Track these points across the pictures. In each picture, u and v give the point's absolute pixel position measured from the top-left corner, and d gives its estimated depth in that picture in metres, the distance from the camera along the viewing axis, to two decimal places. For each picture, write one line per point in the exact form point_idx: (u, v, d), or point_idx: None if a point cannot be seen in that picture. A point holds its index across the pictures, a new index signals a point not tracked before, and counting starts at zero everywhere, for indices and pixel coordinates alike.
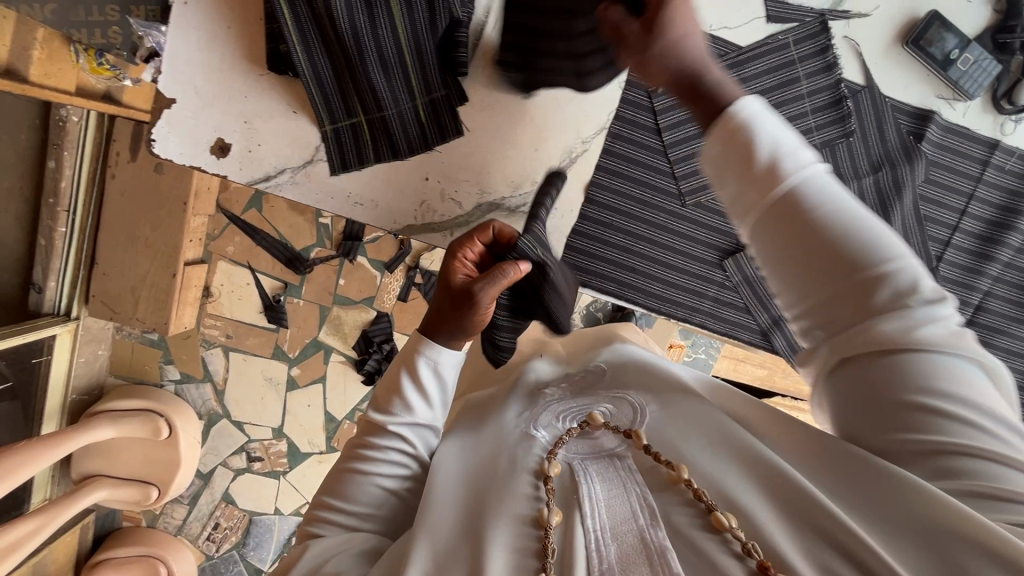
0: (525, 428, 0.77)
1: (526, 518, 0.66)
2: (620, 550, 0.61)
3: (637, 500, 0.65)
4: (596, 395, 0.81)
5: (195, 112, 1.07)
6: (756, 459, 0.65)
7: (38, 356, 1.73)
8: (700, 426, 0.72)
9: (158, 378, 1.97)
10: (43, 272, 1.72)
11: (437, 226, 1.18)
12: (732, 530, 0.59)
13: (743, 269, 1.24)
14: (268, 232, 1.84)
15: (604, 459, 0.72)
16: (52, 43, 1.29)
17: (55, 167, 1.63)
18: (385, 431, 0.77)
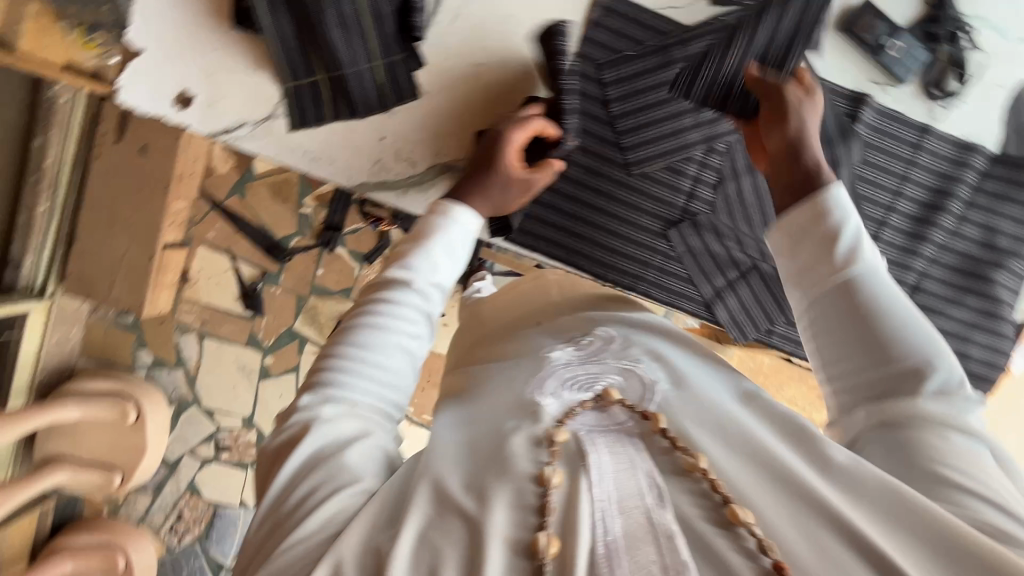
0: (535, 396, 0.88)
1: (529, 477, 0.76)
2: (626, 526, 0.70)
3: (644, 478, 0.76)
4: (604, 363, 0.92)
5: (160, 66, 1.32)
6: (774, 465, 0.75)
7: (8, 330, 1.74)
8: (709, 425, 0.82)
9: (129, 362, 1.95)
10: (21, 248, 1.74)
11: (391, 184, 1.43)
12: (745, 527, 0.69)
13: (685, 240, 1.46)
14: (249, 219, 1.85)
15: (614, 435, 0.82)
16: (43, 19, 1.32)
17: (41, 145, 1.68)
18: (389, 285, 0.96)
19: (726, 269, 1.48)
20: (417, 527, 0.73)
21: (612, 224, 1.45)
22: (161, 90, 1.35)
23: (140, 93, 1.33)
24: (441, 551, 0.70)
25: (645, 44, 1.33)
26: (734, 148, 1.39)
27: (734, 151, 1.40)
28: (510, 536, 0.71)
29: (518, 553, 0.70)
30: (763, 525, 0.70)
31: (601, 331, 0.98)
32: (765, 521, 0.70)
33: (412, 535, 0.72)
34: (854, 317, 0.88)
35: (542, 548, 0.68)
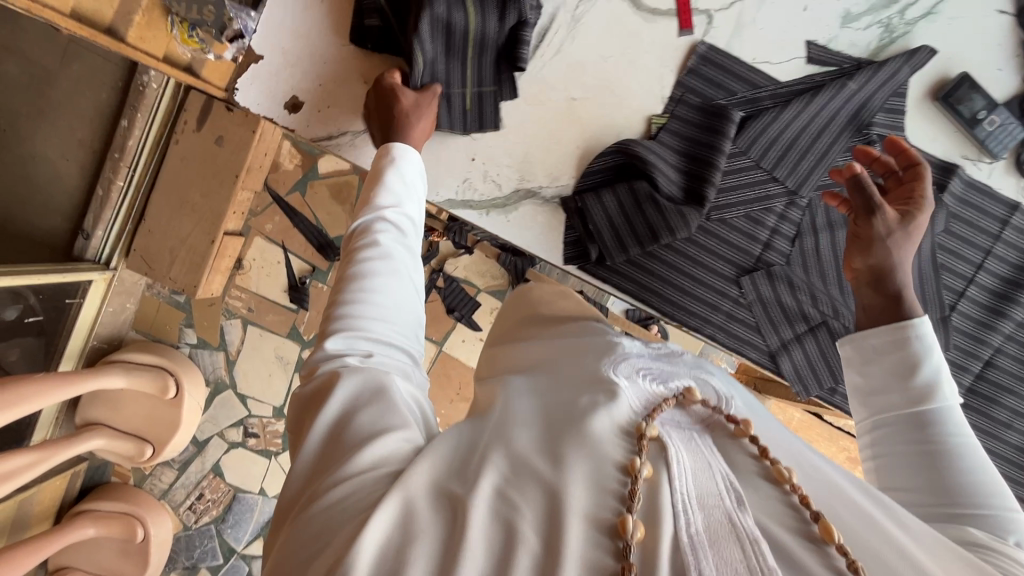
0: (606, 372, 0.73)
1: (617, 463, 0.62)
2: (709, 523, 0.57)
3: (723, 479, 0.63)
4: (677, 363, 0.77)
5: (278, 72, 1.37)
6: (848, 496, 0.64)
7: (72, 297, 1.81)
8: (799, 459, 0.70)
9: (175, 340, 2.03)
10: (94, 220, 1.83)
11: (475, 204, 1.22)
12: (839, 544, 0.57)
13: (759, 288, 1.28)
14: (306, 216, 1.92)
15: (685, 432, 0.70)
16: (153, 12, 1.38)
17: (127, 126, 1.76)
18: (369, 247, 0.87)
19: (796, 321, 1.31)
20: (494, 485, 0.60)
21: (693, 266, 1.28)
22: (271, 94, 1.39)
23: (252, 94, 1.37)
24: (519, 506, 0.58)
25: (737, 93, 1.21)
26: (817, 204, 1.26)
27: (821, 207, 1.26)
28: (589, 519, 0.57)
29: (598, 537, 0.56)
30: (855, 544, 0.58)
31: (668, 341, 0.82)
32: (874, 556, 0.57)
33: (489, 491, 0.60)
34: (917, 446, 0.84)
35: (627, 531, 0.56)
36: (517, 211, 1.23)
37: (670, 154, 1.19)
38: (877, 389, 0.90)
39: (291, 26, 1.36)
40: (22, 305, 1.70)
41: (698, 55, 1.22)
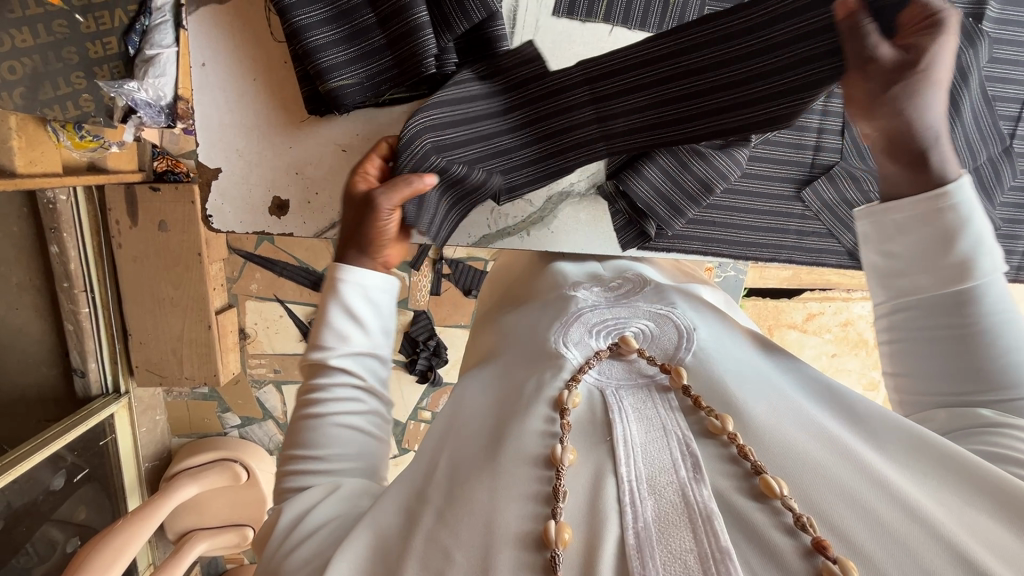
0: (555, 345, 0.57)
1: (537, 457, 0.46)
2: (660, 508, 0.41)
3: (678, 442, 0.45)
4: (636, 306, 0.60)
5: (244, 175, 0.78)
6: (821, 431, 0.46)
7: (103, 437, 1.76)
8: (753, 373, 0.52)
9: (220, 427, 2.01)
10: (82, 356, 1.71)
11: (510, 228, 0.90)
12: (786, 497, 0.40)
13: (828, 192, 0.86)
14: (286, 261, 1.82)
15: (644, 389, 0.51)
16: (28, 127, 1.21)
17: (59, 252, 1.57)
18: (328, 368, 0.59)
19: None
20: (432, 521, 0.45)
21: (734, 213, 0.88)
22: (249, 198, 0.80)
23: (229, 213, 0.79)
24: (450, 559, 0.42)
25: None
26: None
27: None
28: (511, 533, 0.42)
29: (519, 554, 0.41)
30: (799, 490, 0.41)
31: (633, 277, 0.68)
32: (836, 518, 0.39)
33: (423, 540, 0.44)
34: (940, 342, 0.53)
35: (552, 538, 0.40)
36: (559, 219, 0.89)
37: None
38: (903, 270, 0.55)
39: (229, 111, 0.76)
40: (64, 467, 1.62)
41: None
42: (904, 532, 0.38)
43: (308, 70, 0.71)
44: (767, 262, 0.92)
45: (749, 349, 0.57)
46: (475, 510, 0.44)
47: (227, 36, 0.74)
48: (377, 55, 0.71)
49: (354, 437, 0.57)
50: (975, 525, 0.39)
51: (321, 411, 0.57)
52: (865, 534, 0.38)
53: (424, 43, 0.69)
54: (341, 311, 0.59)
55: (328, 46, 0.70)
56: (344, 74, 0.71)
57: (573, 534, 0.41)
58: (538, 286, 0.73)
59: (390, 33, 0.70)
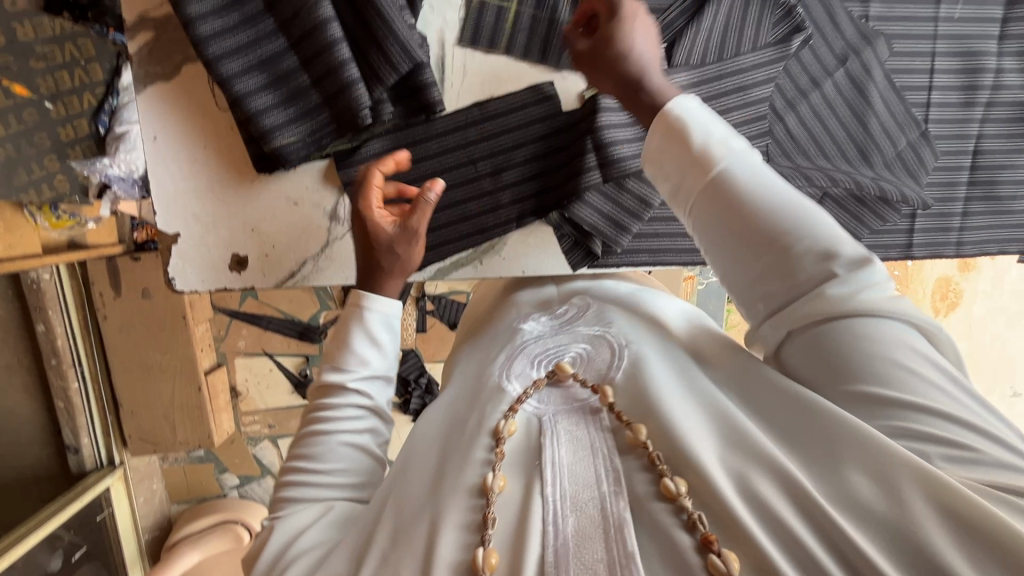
0: (497, 379, 0.59)
1: (471, 487, 0.48)
2: (581, 525, 0.44)
3: (604, 464, 0.48)
4: (575, 331, 0.64)
5: (204, 237, 0.81)
6: (733, 428, 0.49)
7: (101, 512, 1.74)
8: (677, 379, 0.55)
9: (219, 489, 1.99)
10: (74, 433, 1.70)
11: (460, 257, 0.86)
12: (683, 498, 0.44)
13: None
14: (271, 315, 1.84)
15: (578, 412, 0.54)
16: (6, 213, 1.25)
17: (45, 330, 1.59)
18: (342, 390, 0.60)
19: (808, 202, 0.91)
20: (376, 561, 0.47)
21: (676, 225, 0.91)
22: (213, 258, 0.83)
23: (192, 273, 0.81)
24: None
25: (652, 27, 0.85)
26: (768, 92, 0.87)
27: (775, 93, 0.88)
28: (443, 560, 0.44)
29: None
30: (696, 494, 0.45)
31: (578, 298, 0.71)
32: (725, 503, 0.43)
33: None
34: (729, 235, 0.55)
35: (479, 564, 0.43)
36: (509, 242, 0.87)
37: (624, 115, 0.81)
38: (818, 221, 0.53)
39: (185, 179, 0.80)
40: (62, 547, 1.62)
41: None
42: (777, 506, 0.43)
43: (252, 133, 0.76)
44: (717, 266, 0.93)
45: (677, 348, 0.61)
46: (416, 546, 0.46)
47: (177, 110, 0.78)
48: (315, 112, 0.76)
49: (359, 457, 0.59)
50: (849, 489, 0.43)
51: (324, 432, 0.59)
52: (750, 516, 0.43)
53: (356, 97, 0.73)
54: (363, 334, 0.62)
55: (266, 109, 0.75)
56: (286, 132, 0.76)
57: (501, 558, 0.44)
58: (491, 318, 0.76)
59: (325, 91, 0.75)
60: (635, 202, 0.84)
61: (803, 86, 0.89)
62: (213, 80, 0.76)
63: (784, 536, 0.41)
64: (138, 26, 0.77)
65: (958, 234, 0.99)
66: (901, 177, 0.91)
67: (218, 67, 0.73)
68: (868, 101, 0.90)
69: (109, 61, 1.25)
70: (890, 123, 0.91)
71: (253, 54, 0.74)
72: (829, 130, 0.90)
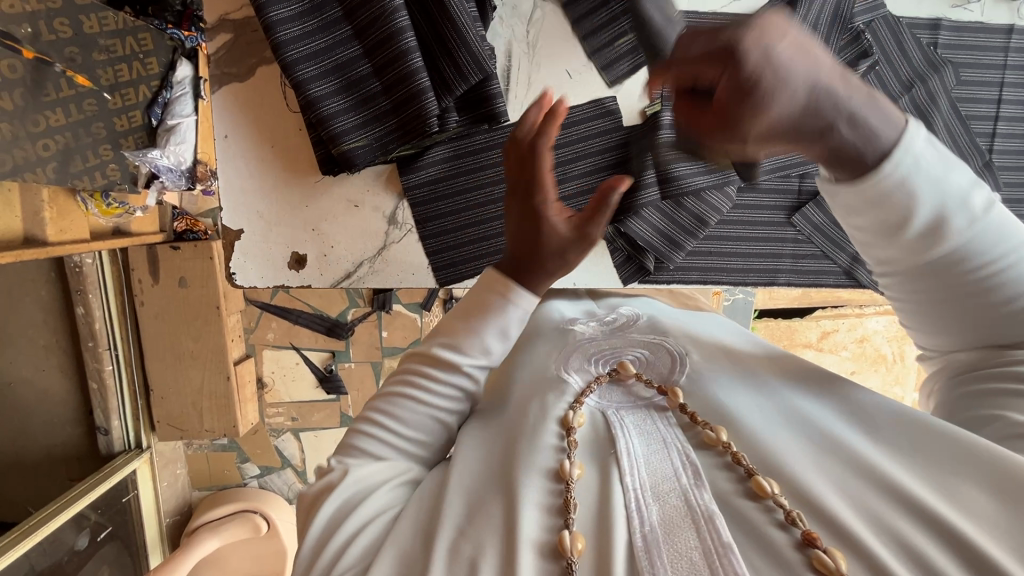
0: (556, 371, 0.57)
1: (547, 470, 0.46)
2: (665, 512, 0.42)
3: (679, 455, 0.46)
4: (628, 336, 0.61)
5: (266, 235, 0.83)
6: (829, 439, 0.45)
7: (126, 493, 1.78)
8: (748, 386, 0.53)
9: (239, 478, 2.01)
10: (105, 415, 1.74)
11: None
12: (777, 496, 0.41)
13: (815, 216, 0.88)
14: (301, 309, 1.87)
15: (644, 409, 0.52)
16: (59, 198, 1.29)
17: (85, 312, 1.64)
18: (450, 367, 0.52)
19: None
20: (452, 535, 0.43)
21: (727, 243, 0.89)
22: (267, 253, 0.84)
23: (253, 270, 0.84)
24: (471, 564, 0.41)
25: None
26: None
27: None
28: (525, 539, 0.41)
29: (536, 562, 0.40)
30: (794, 495, 0.42)
31: (625, 310, 0.69)
32: (823, 502, 0.41)
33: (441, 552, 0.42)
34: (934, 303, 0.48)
35: (566, 547, 0.40)
36: None
37: None
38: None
39: (253, 176, 0.82)
40: (87, 527, 1.65)
41: None
42: (886, 513, 0.39)
43: (322, 135, 0.77)
44: (766, 287, 0.92)
45: (738, 350, 0.59)
46: (492, 518, 0.43)
47: (249, 109, 0.80)
48: (384, 118, 0.77)
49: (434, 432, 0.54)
50: (963, 498, 0.39)
51: (416, 395, 0.53)
52: (854, 517, 0.39)
53: (426, 104, 0.74)
54: (494, 320, 0.52)
55: (337, 113, 0.76)
56: (355, 136, 0.77)
57: (585, 543, 0.41)
58: (530, 316, 0.73)
59: (395, 97, 0.76)
60: (690, 220, 0.84)
61: None
62: (288, 83, 0.78)
63: (898, 541, 0.38)
64: (217, 27, 0.79)
65: None
66: None
67: (294, 70, 0.74)
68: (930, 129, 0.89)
69: (165, 56, 1.31)
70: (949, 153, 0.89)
71: (329, 58, 0.76)
72: None
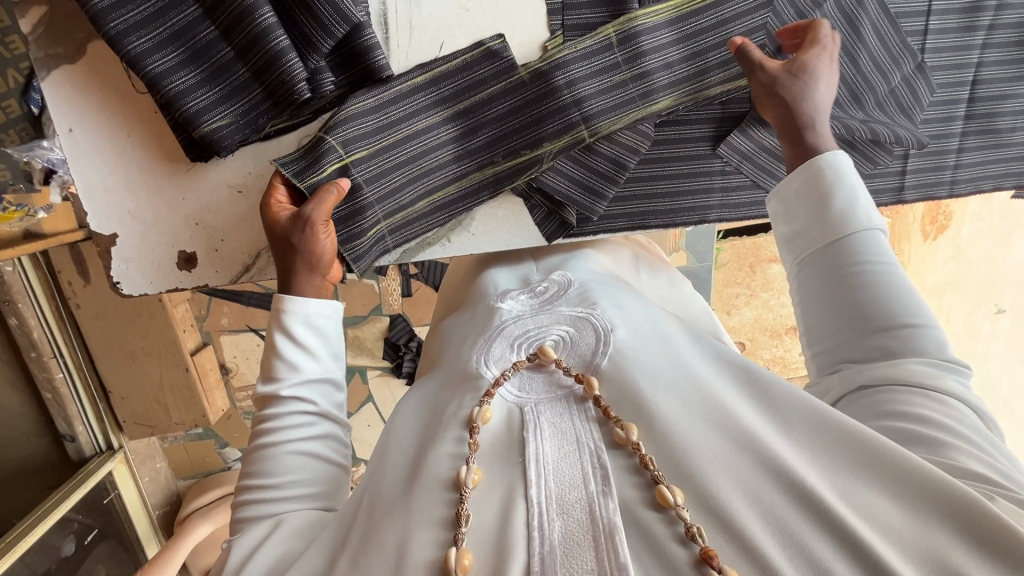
0: (475, 366, 0.53)
1: (444, 481, 0.44)
2: (566, 527, 0.39)
3: (589, 458, 0.42)
4: (556, 312, 0.56)
5: (143, 236, 0.75)
6: (744, 430, 0.43)
7: (107, 495, 1.77)
8: (664, 366, 0.49)
9: (223, 463, 2.02)
10: (67, 422, 1.70)
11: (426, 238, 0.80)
12: (680, 506, 0.39)
13: (744, 143, 0.83)
14: (252, 290, 1.80)
15: (562, 401, 0.48)
16: None
17: (19, 323, 1.55)
18: (279, 398, 0.57)
19: None
20: (345, 564, 0.42)
21: (652, 183, 0.84)
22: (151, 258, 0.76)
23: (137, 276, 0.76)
24: None
25: None
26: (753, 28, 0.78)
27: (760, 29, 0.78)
28: (415, 562, 0.39)
29: None
30: (695, 498, 0.40)
31: (558, 276, 0.64)
32: (732, 513, 0.38)
33: None
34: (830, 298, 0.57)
35: (452, 565, 0.38)
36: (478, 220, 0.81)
37: (594, 60, 0.76)
38: (794, 233, 0.62)
39: (113, 174, 0.73)
40: (74, 530, 1.66)
41: None
42: (791, 518, 0.38)
43: (176, 118, 0.69)
44: (698, 226, 0.87)
45: (675, 334, 0.54)
46: (386, 543, 0.41)
47: (89, 97, 0.71)
48: (247, 89, 0.70)
49: (311, 460, 0.55)
50: (869, 505, 0.39)
51: (275, 442, 0.55)
52: (763, 531, 0.37)
53: (290, 67, 0.67)
54: (285, 339, 0.58)
55: (190, 89, 0.68)
56: (216, 115, 0.70)
57: (476, 560, 0.39)
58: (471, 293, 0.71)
59: (252, 64, 0.68)
60: (609, 166, 0.80)
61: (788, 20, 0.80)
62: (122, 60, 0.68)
63: (799, 549, 0.37)
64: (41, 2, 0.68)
65: (952, 173, 0.90)
66: (897, 119, 0.84)
67: (123, 44, 0.65)
68: (859, 34, 0.82)
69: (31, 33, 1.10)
70: (876, 55, 0.82)
71: (164, 25, 0.67)
72: None
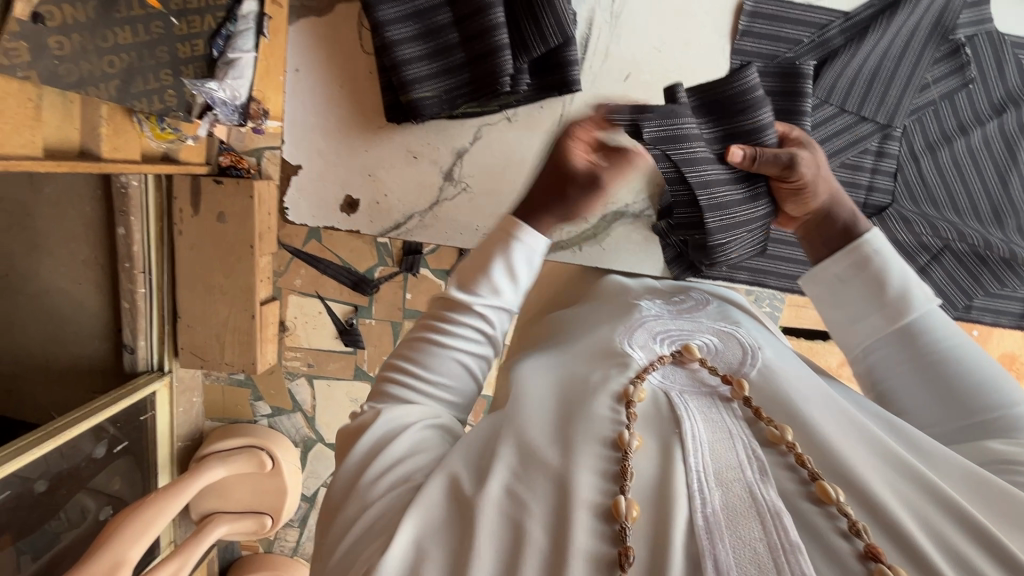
0: (622, 346, 0.58)
1: (604, 439, 0.47)
2: (728, 499, 0.42)
3: (744, 447, 0.46)
4: (698, 321, 0.62)
5: None
6: (898, 459, 0.46)
7: (144, 413, 1.84)
8: (818, 395, 0.53)
9: (251, 415, 2.06)
10: (133, 333, 1.79)
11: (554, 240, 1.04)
12: (841, 503, 0.41)
13: None
14: (330, 260, 1.86)
15: (707, 396, 0.52)
16: (116, 116, 1.29)
17: (125, 234, 1.67)
18: (467, 309, 0.60)
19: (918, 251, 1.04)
20: (506, 474, 0.45)
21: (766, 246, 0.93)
22: None
23: None
24: (528, 511, 0.42)
25: (803, 41, 1.02)
26: (913, 130, 1.04)
27: (919, 132, 1.04)
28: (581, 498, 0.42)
29: (591, 523, 0.41)
30: (856, 499, 0.43)
31: (695, 293, 0.71)
32: (897, 519, 0.41)
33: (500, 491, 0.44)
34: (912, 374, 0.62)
35: (622, 511, 0.41)
36: None
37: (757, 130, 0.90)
38: (857, 318, 0.67)
39: None
40: (106, 438, 1.72)
41: (747, 14, 1.03)
42: (953, 535, 0.40)
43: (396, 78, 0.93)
44: None
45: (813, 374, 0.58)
46: (548, 468, 0.45)
47: None
48: (456, 71, 0.92)
49: (461, 374, 0.60)
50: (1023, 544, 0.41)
51: (444, 343, 0.60)
52: (927, 539, 0.40)
53: (502, 62, 0.88)
54: (501, 264, 0.62)
55: (415, 61, 0.92)
56: (425, 86, 0.93)
57: (641, 513, 0.42)
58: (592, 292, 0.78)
59: (471, 51, 0.90)
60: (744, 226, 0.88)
61: (949, 132, 1.05)
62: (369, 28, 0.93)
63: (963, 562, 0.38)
64: None
65: None
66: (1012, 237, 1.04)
67: (379, 13, 0.90)
68: (1015, 159, 1.05)
69: None
70: None
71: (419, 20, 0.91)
72: (967, 183, 1.05)
